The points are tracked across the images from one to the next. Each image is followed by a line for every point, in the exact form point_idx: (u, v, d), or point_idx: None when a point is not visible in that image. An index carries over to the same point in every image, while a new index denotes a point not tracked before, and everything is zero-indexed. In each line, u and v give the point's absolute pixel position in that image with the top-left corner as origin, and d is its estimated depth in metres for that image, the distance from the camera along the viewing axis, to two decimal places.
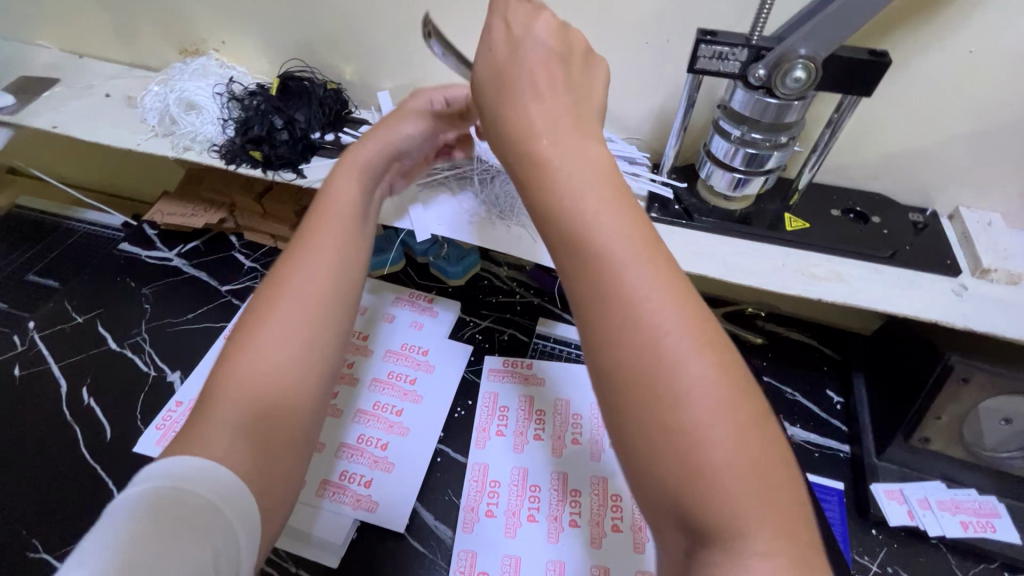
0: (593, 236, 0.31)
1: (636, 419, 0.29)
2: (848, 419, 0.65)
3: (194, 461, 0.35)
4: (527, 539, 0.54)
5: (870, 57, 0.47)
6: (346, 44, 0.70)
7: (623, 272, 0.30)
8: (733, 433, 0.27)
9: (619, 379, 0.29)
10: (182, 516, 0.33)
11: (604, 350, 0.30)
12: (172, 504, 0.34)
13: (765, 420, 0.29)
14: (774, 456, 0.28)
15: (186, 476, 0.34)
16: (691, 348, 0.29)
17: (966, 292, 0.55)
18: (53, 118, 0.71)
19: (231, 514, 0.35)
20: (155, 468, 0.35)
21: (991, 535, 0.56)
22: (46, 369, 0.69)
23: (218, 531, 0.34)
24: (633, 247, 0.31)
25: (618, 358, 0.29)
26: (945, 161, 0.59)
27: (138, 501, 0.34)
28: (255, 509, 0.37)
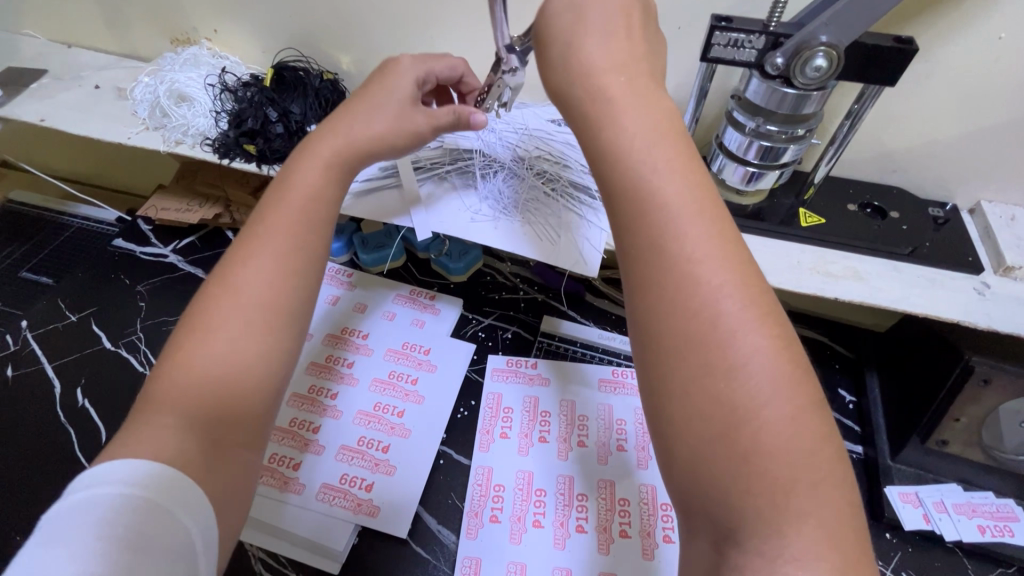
0: (657, 246, 0.30)
1: (682, 417, 0.28)
2: (861, 419, 0.63)
3: (138, 463, 0.33)
4: (533, 544, 0.52)
5: (896, 44, 0.45)
6: (343, 33, 0.68)
7: (681, 251, 0.29)
8: (762, 447, 0.26)
9: (684, 398, 0.28)
10: (128, 521, 0.31)
11: (669, 368, 0.29)
12: (115, 510, 0.31)
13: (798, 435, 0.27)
14: (807, 473, 0.26)
15: (132, 480, 0.32)
16: (755, 374, 0.27)
17: (988, 290, 0.53)
18: (41, 111, 0.69)
19: (184, 516, 0.33)
20: (97, 473, 0.33)
21: (1009, 540, 0.54)
22: (39, 369, 0.68)
23: (171, 530, 0.32)
24: (704, 243, 0.30)
25: (681, 377, 0.28)
26: (968, 155, 0.57)
27: (75, 511, 0.31)
28: (209, 509, 0.35)
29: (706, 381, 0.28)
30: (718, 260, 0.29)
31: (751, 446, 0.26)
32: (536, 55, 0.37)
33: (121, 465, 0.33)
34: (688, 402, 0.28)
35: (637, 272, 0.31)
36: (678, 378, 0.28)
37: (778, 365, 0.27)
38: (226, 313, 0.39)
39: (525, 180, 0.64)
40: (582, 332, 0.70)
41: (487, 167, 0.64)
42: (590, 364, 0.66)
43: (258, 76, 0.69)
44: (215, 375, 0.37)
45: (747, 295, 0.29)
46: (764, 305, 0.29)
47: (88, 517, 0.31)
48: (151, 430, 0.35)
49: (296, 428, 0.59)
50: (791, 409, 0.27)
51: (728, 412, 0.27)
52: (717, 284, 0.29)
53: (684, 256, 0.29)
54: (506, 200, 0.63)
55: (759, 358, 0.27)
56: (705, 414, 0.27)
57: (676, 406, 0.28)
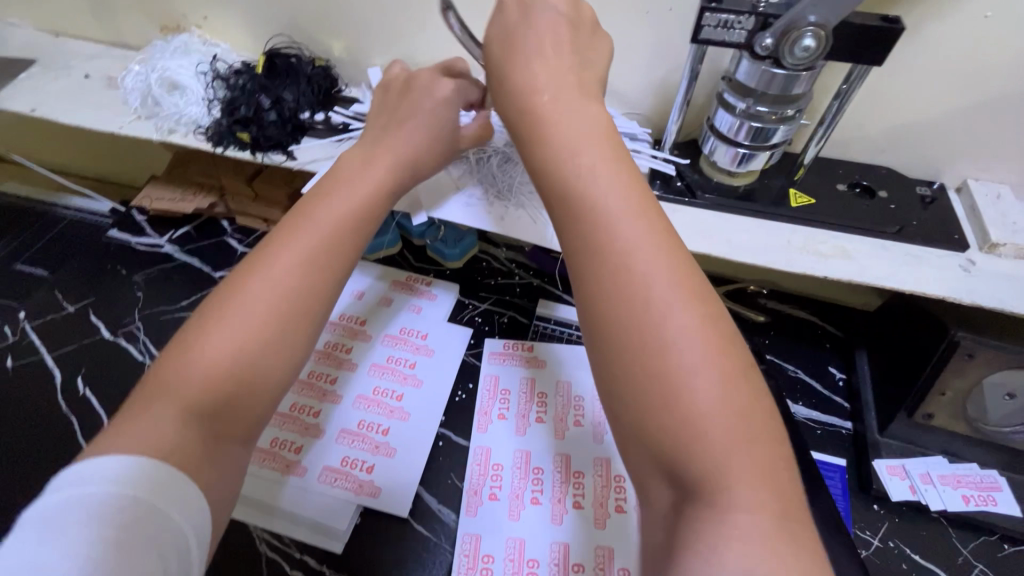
0: (634, 235, 0.31)
1: (643, 407, 0.29)
2: (850, 396, 0.65)
3: (124, 463, 0.32)
4: (533, 520, 0.54)
5: (882, 24, 0.45)
6: (334, 19, 0.67)
7: (617, 226, 0.32)
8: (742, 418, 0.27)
9: (647, 387, 0.29)
10: (120, 521, 0.30)
11: (632, 366, 0.30)
12: (109, 510, 0.31)
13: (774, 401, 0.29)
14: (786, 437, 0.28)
15: (125, 479, 0.32)
16: (717, 367, 0.29)
17: (974, 267, 0.54)
18: (31, 101, 0.68)
19: (179, 516, 0.32)
20: (103, 468, 0.32)
21: (991, 508, 0.56)
22: (38, 359, 0.68)
23: (163, 529, 0.31)
24: (662, 248, 0.32)
25: (640, 371, 0.29)
26: (955, 133, 0.57)
27: (65, 509, 0.30)
28: (205, 506, 0.34)
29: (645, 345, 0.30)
30: (663, 259, 0.31)
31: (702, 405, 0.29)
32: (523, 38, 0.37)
33: (108, 462, 0.32)
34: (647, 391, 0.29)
35: (588, 269, 0.32)
36: (631, 352, 0.30)
37: (720, 352, 0.29)
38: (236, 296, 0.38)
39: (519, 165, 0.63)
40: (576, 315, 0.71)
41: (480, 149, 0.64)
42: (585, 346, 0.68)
43: (249, 63, 0.68)
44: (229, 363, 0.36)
45: (691, 288, 0.31)
46: (692, 279, 0.31)
47: (77, 515, 0.30)
48: (158, 412, 0.34)
49: (298, 413, 0.60)
50: (725, 366, 0.29)
51: (672, 373, 0.29)
52: (647, 259, 0.31)
53: (653, 256, 0.31)
54: (503, 184, 0.63)
55: (715, 350, 0.29)
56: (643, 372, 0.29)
57: (624, 373, 0.30)
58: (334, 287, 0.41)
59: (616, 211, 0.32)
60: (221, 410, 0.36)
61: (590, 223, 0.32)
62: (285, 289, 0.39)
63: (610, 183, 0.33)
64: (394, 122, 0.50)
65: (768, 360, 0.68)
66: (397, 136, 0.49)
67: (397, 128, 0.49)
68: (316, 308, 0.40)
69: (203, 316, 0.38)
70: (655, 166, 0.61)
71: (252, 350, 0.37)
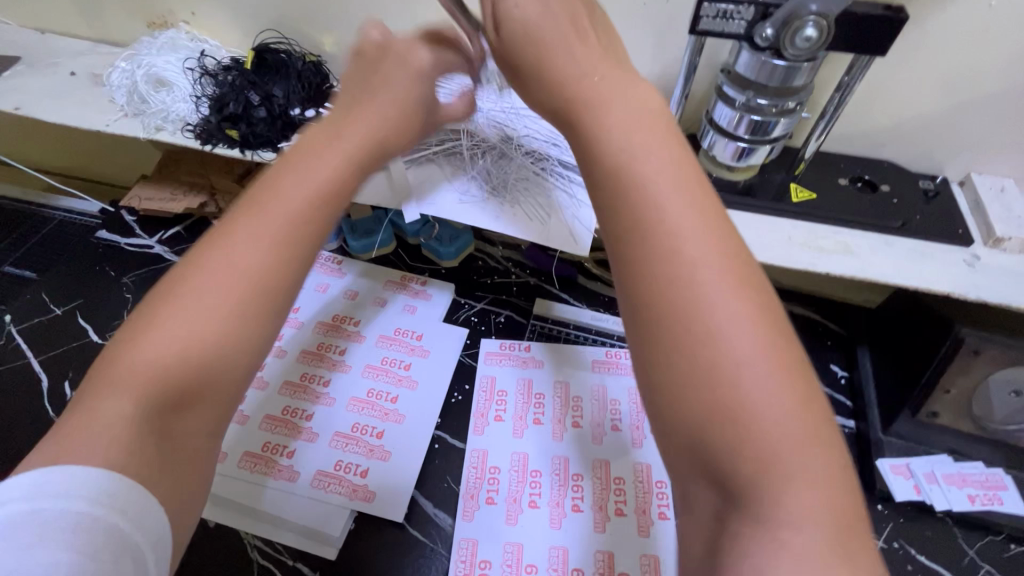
0: (670, 231, 0.30)
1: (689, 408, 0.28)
2: (853, 394, 0.64)
3: (84, 477, 0.30)
4: (530, 525, 0.52)
5: (886, 12, 0.44)
6: (325, 14, 0.66)
7: (667, 217, 0.30)
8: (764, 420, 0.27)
9: (688, 391, 0.28)
10: (77, 542, 0.29)
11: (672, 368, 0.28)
12: (66, 528, 0.30)
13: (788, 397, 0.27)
14: (795, 438, 0.27)
15: (90, 496, 0.30)
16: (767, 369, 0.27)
17: (979, 262, 0.53)
18: (16, 99, 0.67)
19: (144, 539, 0.31)
20: (68, 482, 0.30)
21: (998, 508, 0.55)
22: (24, 362, 0.67)
23: (124, 554, 0.30)
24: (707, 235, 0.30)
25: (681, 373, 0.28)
26: (958, 127, 0.56)
27: (17, 527, 0.29)
28: (165, 519, 0.33)
29: (694, 331, 0.28)
30: (714, 248, 0.29)
31: (731, 393, 0.27)
32: (514, 26, 0.36)
33: (58, 478, 0.30)
34: (690, 394, 0.28)
35: (633, 262, 0.30)
36: (676, 352, 0.28)
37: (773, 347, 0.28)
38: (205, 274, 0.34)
39: (511, 160, 0.63)
40: (575, 314, 0.70)
41: (461, 141, 0.63)
42: (586, 345, 0.66)
43: (239, 59, 0.67)
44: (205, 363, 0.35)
45: (735, 279, 0.29)
46: (737, 260, 0.30)
47: (29, 535, 0.29)
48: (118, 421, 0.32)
49: (289, 416, 0.59)
50: (767, 339, 0.28)
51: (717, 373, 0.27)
52: (695, 240, 0.30)
53: (689, 248, 0.29)
54: (495, 178, 0.62)
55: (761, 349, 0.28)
56: (693, 362, 0.28)
57: (667, 371, 0.29)
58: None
59: (659, 201, 0.31)
60: (209, 410, 0.35)
61: (635, 216, 0.31)
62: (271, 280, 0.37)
63: (646, 167, 0.31)
64: None
65: None
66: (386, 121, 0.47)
67: None
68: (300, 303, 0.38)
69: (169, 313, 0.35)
70: None
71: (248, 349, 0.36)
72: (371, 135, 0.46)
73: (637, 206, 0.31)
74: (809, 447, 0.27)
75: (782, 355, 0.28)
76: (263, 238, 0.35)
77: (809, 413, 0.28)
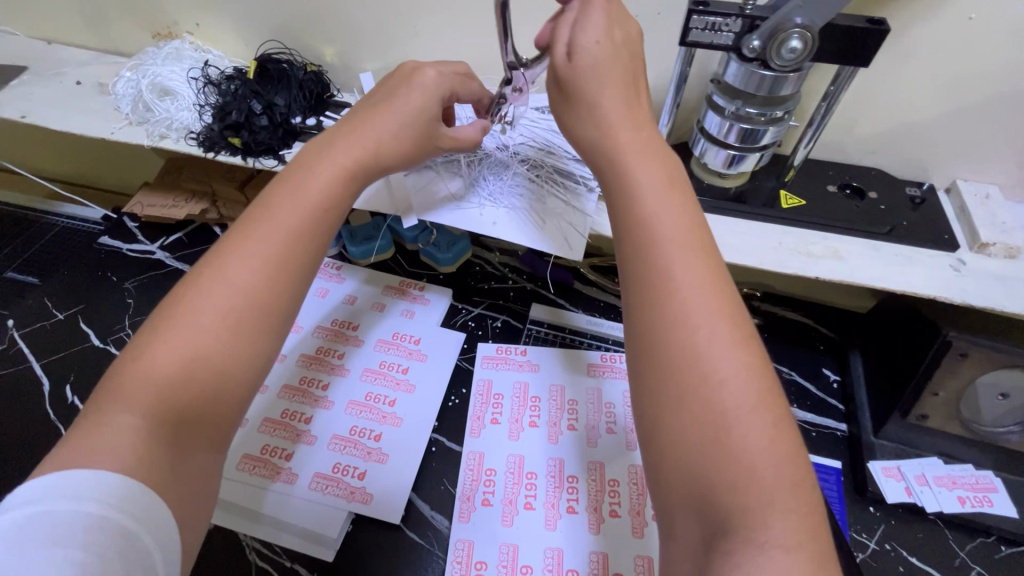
0: (675, 279, 0.34)
1: (682, 437, 0.31)
2: (845, 398, 0.65)
3: (112, 481, 0.32)
4: (525, 525, 0.53)
5: (867, 25, 0.45)
6: (327, 26, 0.68)
7: (673, 267, 0.34)
8: (750, 452, 0.29)
9: (681, 420, 0.31)
10: (89, 544, 0.31)
11: (667, 396, 0.32)
12: (79, 531, 0.31)
13: (772, 426, 0.30)
14: (774, 462, 0.29)
15: (107, 500, 0.32)
16: (754, 409, 0.30)
17: (964, 267, 0.54)
18: (22, 107, 0.68)
19: (153, 544, 0.33)
20: (86, 487, 0.32)
21: (988, 510, 0.56)
22: (27, 366, 0.68)
23: (135, 557, 0.32)
24: (708, 286, 0.34)
25: (675, 402, 0.31)
26: (943, 136, 0.58)
27: (32, 529, 0.31)
28: (174, 531, 0.34)
29: (690, 368, 0.31)
30: (713, 298, 0.33)
31: (720, 423, 0.30)
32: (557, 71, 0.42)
33: (85, 479, 0.32)
34: (682, 424, 0.31)
35: (641, 304, 0.35)
36: (672, 385, 0.32)
37: (762, 388, 0.31)
38: (202, 283, 0.38)
39: (509, 177, 0.64)
40: (571, 319, 0.71)
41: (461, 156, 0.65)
42: (581, 350, 0.67)
43: (241, 69, 0.68)
44: (185, 366, 0.36)
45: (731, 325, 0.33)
46: (734, 311, 0.33)
47: (47, 536, 0.31)
48: (119, 425, 0.34)
49: (289, 419, 0.60)
50: (757, 381, 0.31)
51: (709, 406, 0.30)
52: (698, 290, 0.34)
53: (691, 295, 0.33)
54: (491, 187, 0.63)
55: (751, 393, 0.31)
56: (686, 394, 0.31)
57: (663, 402, 0.32)
58: (299, 285, 0.41)
59: (668, 252, 0.35)
60: (197, 408, 0.36)
61: (646, 264, 0.35)
62: (244, 293, 0.38)
63: (662, 222, 0.36)
64: (389, 126, 0.49)
65: None
66: (373, 124, 0.48)
67: (387, 129, 0.48)
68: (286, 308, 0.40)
69: (164, 321, 0.37)
70: None
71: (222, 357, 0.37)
72: (358, 139, 0.47)
73: (649, 256, 0.35)
74: (794, 481, 0.29)
75: (769, 396, 0.31)
76: (256, 256, 0.39)
77: (792, 443, 0.30)
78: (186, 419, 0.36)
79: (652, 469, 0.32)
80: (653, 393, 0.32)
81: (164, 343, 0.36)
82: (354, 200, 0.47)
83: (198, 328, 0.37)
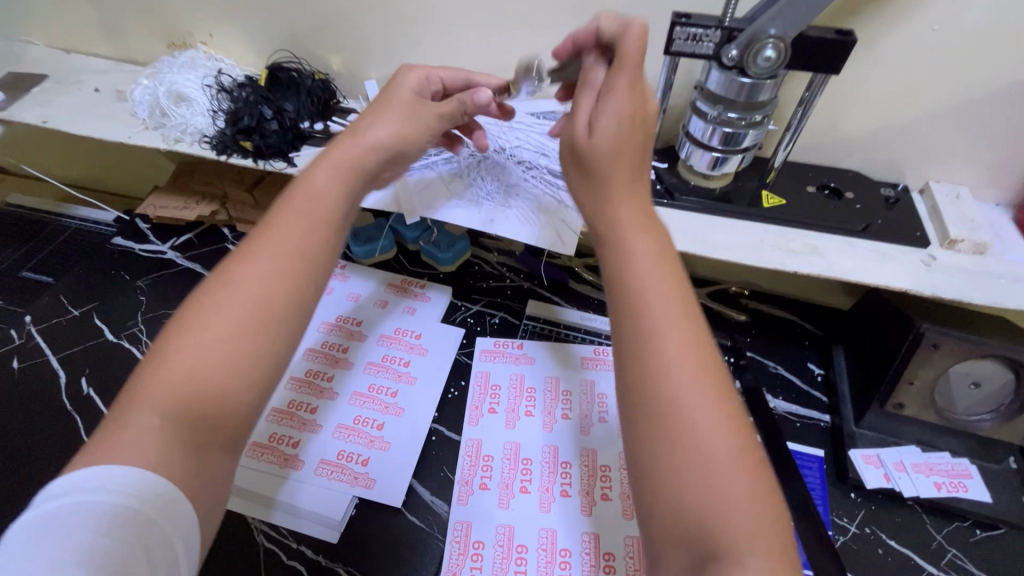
0: (664, 335, 0.37)
1: (673, 484, 0.34)
2: (828, 390, 0.68)
3: (153, 480, 0.36)
4: (521, 508, 0.56)
5: (836, 37, 0.49)
6: (334, 36, 0.71)
7: (662, 323, 0.38)
8: (732, 497, 0.33)
9: (671, 467, 0.34)
10: (120, 532, 0.34)
11: (660, 445, 0.35)
12: (112, 519, 0.34)
13: (750, 474, 0.34)
14: (748, 509, 0.33)
15: (139, 492, 0.35)
16: (734, 458, 0.34)
17: (935, 262, 0.57)
18: (43, 113, 0.72)
19: (176, 536, 0.36)
20: (121, 480, 0.35)
21: (963, 495, 0.58)
22: (44, 360, 0.71)
23: (160, 546, 0.35)
24: (692, 342, 0.37)
25: (667, 450, 0.35)
26: (914, 140, 0.61)
27: (70, 515, 0.34)
28: (196, 530, 0.38)
29: (678, 418, 0.35)
30: (696, 353, 0.37)
31: (706, 471, 0.34)
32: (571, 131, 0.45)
33: (126, 475, 0.35)
34: (674, 471, 0.34)
35: (637, 356, 0.38)
36: (665, 434, 0.35)
37: (739, 438, 0.35)
38: (212, 302, 0.41)
39: (520, 187, 0.67)
40: (565, 315, 0.74)
41: (473, 160, 0.68)
42: (575, 344, 0.70)
43: (253, 77, 0.72)
44: (198, 389, 0.39)
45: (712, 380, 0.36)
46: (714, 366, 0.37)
47: (83, 523, 0.34)
48: (148, 428, 0.37)
49: (295, 410, 0.62)
50: (736, 432, 0.35)
51: (696, 454, 0.34)
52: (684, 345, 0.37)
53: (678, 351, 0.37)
54: (490, 188, 0.67)
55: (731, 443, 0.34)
56: (675, 444, 0.34)
57: (656, 449, 0.35)
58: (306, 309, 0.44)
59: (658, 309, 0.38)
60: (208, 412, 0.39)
61: (638, 319, 0.38)
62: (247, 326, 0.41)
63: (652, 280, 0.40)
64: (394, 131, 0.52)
65: (749, 357, 0.71)
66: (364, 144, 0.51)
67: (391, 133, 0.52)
68: (291, 321, 0.42)
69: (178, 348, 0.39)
70: None
71: (233, 383, 0.39)
72: (359, 148, 0.51)
73: (642, 311, 0.39)
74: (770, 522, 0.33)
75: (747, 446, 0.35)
76: (263, 288, 0.42)
77: (766, 490, 0.34)
78: (196, 414, 0.38)
79: (642, 500, 0.35)
80: (641, 438, 0.36)
81: (181, 373, 0.38)
82: (349, 214, 0.50)
83: (211, 359, 0.39)
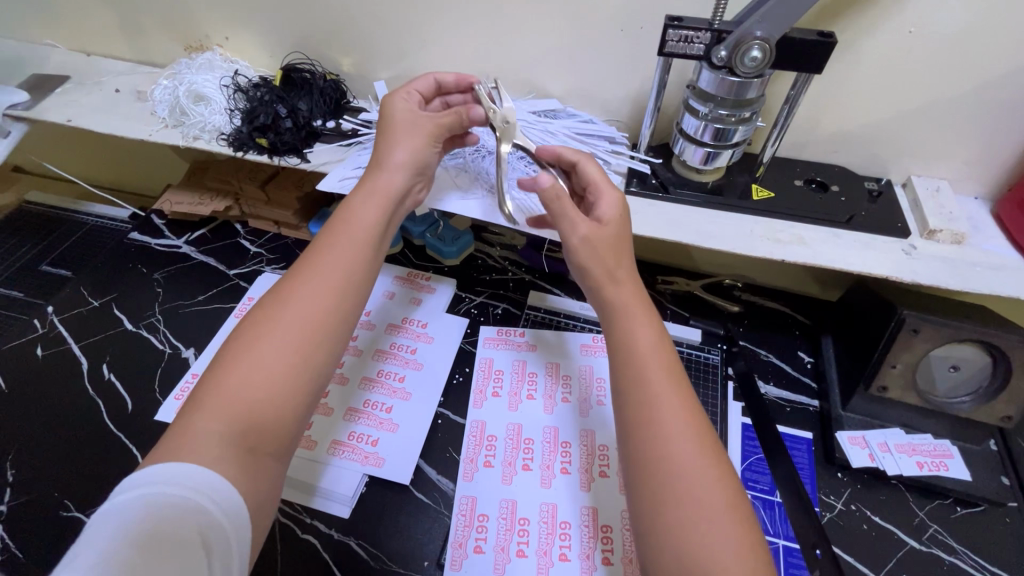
0: (652, 388, 0.44)
1: (665, 516, 0.39)
2: (817, 376, 0.71)
3: (214, 479, 0.39)
4: (523, 484, 0.59)
5: (819, 38, 0.52)
6: (344, 39, 0.75)
7: (650, 377, 0.45)
8: (713, 523, 0.38)
9: (662, 502, 0.40)
10: (179, 520, 0.37)
11: (652, 483, 0.41)
12: (172, 508, 0.38)
13: (728, 503, 0.39)
14: (728, 535, 0.38)
15: (194, 485, 0.39)
16: (713, 489, 0.40)
17: (915, 251, 0.60)
18: (67, 112, 0.75)
19: (228, 525, 0.39)
20: (179, 474, 0.39)
21: (944, 473, 0.61)
22: (67, 348, 0.74)
23: (214, 534, 0.38)
24: (676, 393, 0.44)
25: (658, 487, 0.40)
26: (895, 137, 0.65)
27: (140, 503, 0.38)
28: (248, 526, 0.41)
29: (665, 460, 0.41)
30: (679, 401, 0.44)
31: (690, 502, 0.39)
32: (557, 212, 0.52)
33: (185, 471, 0.39)
34: (664, 506, 0.40)
35: (630, 407, 0.44)
36: (655, 473, 0.41)
37: (717, 473, 0.40)
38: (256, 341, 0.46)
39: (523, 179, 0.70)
40: (564, 304, 0.77)
41: (478, 155, 0.72)
42: (574, 332, 0.73)
43: (267, 78, 0.75)
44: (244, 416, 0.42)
45: (692, 425, 0.43)
46: (693, 411, 0.44)
47: (150, 511, 0.38)
48: (198, 432, 0.41)
49: None
50: (714, 468, 0.41)
51: (681, 487, 0.40)
52: (668, 395, 0.44)
53: (663, 401, 0.43)
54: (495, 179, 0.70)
55: (710, 478, 0.40)
56: (664, 482, 0.40)
57: (650, 486, 0.41)
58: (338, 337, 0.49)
59: (647, 365, 0.45)
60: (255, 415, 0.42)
61: (630, 374, 0.45)
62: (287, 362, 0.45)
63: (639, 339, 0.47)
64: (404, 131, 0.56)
65: (742, 346, 0.74)
66: (389, 182, 0.55)
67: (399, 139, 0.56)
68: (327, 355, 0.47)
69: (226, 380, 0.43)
70: (633, 166, 0.68)
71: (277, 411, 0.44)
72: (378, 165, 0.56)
73: (634, 367, 0.45)
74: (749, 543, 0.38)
75: (725, 480, 0.40)
76: (301, 325, 0.47)
77: (742, 515, 0.39)
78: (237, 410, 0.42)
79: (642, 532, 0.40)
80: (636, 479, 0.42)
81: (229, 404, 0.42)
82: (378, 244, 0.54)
83: (255, 389, 0.43)
